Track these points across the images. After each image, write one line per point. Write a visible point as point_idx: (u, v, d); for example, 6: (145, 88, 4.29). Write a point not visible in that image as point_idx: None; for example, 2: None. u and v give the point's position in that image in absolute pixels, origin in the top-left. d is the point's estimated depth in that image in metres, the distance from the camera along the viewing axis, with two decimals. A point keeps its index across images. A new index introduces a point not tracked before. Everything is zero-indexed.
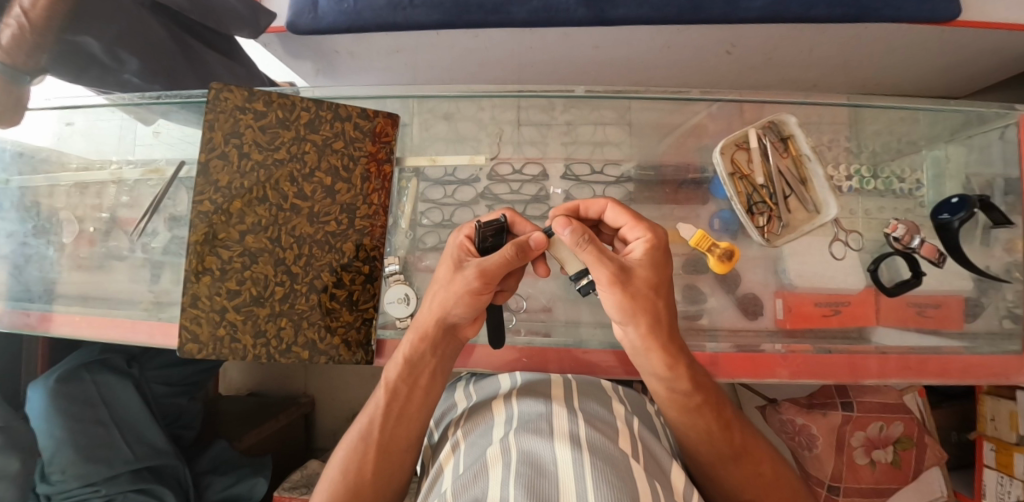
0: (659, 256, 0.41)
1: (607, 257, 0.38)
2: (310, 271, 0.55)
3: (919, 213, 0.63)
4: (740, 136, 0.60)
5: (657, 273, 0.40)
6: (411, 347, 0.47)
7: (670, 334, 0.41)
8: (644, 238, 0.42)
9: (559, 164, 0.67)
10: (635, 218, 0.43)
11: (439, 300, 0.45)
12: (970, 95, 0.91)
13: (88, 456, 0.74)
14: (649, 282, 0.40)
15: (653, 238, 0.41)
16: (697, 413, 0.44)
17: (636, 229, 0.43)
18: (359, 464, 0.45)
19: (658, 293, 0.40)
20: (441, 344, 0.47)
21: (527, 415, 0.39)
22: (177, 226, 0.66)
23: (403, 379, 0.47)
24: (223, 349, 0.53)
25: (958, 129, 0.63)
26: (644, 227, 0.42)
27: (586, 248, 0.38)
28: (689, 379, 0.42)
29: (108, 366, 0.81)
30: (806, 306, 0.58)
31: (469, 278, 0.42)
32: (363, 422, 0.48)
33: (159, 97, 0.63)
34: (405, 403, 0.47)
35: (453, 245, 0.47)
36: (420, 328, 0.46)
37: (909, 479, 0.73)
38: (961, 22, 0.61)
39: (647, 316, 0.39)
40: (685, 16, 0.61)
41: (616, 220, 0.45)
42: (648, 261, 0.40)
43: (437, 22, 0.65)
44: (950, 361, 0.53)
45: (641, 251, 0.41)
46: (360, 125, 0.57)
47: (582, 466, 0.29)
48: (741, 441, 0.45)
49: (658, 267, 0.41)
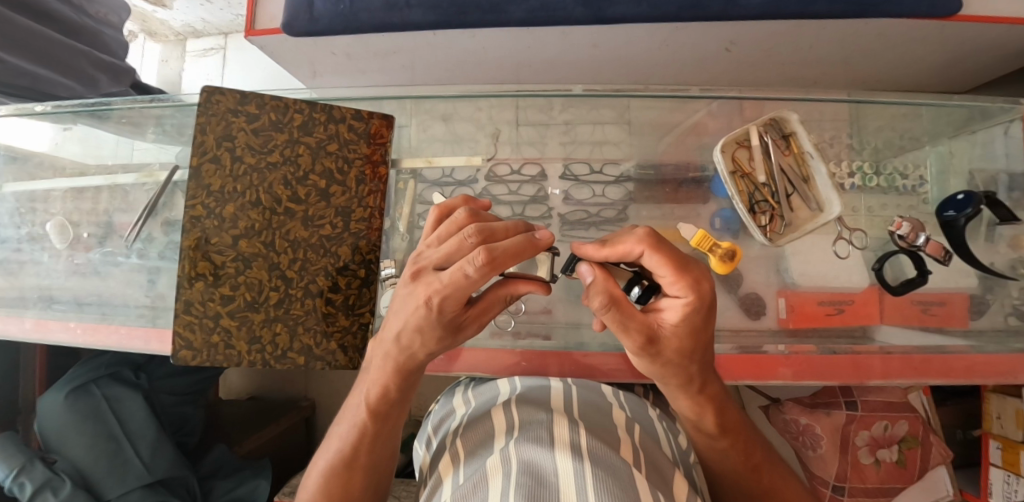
0: (699, 318, 0.30)
1: (631, 328, 0.28)
2: (305, 276, 0.55)
3: (922, 209, 0.62)
4: (742, 133, 0.59)
5: (694, 338, 0.31)
6: (391, 374, 0.38)
7: (703, 385, 0.37)
8: (682, 300, 0.29)
9: (558, 164, 0.66)
10: (677, 270, 0.28)
11: (427, 347, 0.34)
12: (970, 91, 0.90)
13: (101, 472, 0.75)
14: (680, 347, 0.31)
15: (694, 302, 0.28)
16: (722, 453, 0.43)
17: (673, 286, 0.29)
18: (341, 483, 0.43)
19: (694, 356, 0.33)
20: (408, 373, 0.39)
21: (526, 423, 0.38)
22: (173, 230, 0.66)
23: (383, 402, 0.41)
24: (218, 355, 0.53)
25: (962, 124, 0.62)
26: (688, 282, 0.28)
27: (607, 313, 0.27)
28: (717, 422, 0.41)
29: (118, 380, 0.82)
30: (808, 305, 0.57)
31: (466, 328, 0.35)
32: (339, 441, 0.43)
33: (152, 100, 0.64)
34: (389, 424, 0.43)
35: (463, 292, 0.28)
36: (398, 363, 0.37)
37: (914, 478, 0.72)
38: (963, 17, 0.61)
39: (678, 377, 0.35)
40: (684, 13, 0.61)
41: (651, 268, 0.30)
42: (686, 327, 0.30)
43: (434, 22, 0.65)
44: (955, 360, 0.52)
45: (675, 318, 0.30)
46: (354, 127, 0.57)
47: (583, 477, 0.28)
48: (768, 482, 0.44)
49: (694, 332, 0.30)
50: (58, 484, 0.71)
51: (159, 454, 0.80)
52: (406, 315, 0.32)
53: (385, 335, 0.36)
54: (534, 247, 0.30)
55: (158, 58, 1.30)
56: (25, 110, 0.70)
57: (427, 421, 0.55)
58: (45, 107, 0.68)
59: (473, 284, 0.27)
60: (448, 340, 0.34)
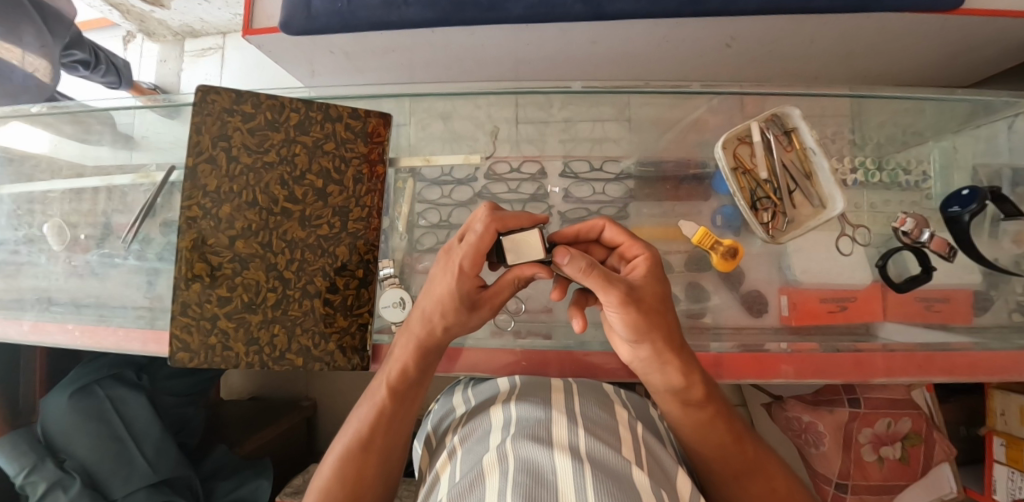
0: (659, 270, 0.39)
1: (613, 278, 0.33)
2: (303, 276, 0.54)
3: (926, 205, 0.61)
4: (743, 129, 0.58)
5: (662, 289, 0.37)
6: (412, 353, 0.44)
7: (681, 346, 0.39)
8: (644, 255, 0.39)
9: (558, 161, 0.66)
10: (630, 238, 0.41)
11: (443, 313, 0.42)
12: (973, 85, 0.90)
13: (107, 472, 0.76)
14: (656, 295, 0.36)
15: (651, 255, 0.39)
16: (710, 425, 0.43)
17: (635, 246, 0.40)
18: (357, 468, 0.42)
19: (667, 306, 0.37)
20: (429, 351, 0.44)
21: (525, 420, 0.38)
22: (169, 230, 0.65)
23: (403, 381, 0.44)
24: (214, 357, 0.52)
25: (965, 119, 0.61)
26: (642, 244, 0.40)
27: (591, 273, 0.32)
28: (701, 388, 0.41)
29: (120, 381, 0.82)
30: (812, 303, 0.57)
31: (480, 309, 0.43)
32: (358, 422, 0.45)
33: (148, 100, 0.64)
34: (409, 406, 0.45)
35: (472, 247, 0.39)
36: (419, 339, 0.44)
37: (919, 475, 0.72)
38: (967, 11, 0.60)
39: (662, 331, 0.36)
40: (684, 9, 0.60)
41: (613, 240, 0.43)
42: (654, 276, 0.38)
43: (431, 20, 0.64)
44: (960, 357, 0.51)
45: (642, 269, 0.38)
46: (351, 126, 0.56)
47: (581, 479, 0.28)
48: (754, 455, 0.44)
49: (660, 282, 0.38)
50: (68, 483, 0.72)
51: (163, 454, 0.80)
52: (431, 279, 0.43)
53: (415, 312, 0.44)
54: (532, 219, 0.41)
55: (157, 58, 1.29)
56: (22, 112, 0.70)
57: (425, 421, 0.54)
58: (42, 109, 0.69)
59: (478, 238, 0.38)
60: (463, 314, 0.42)
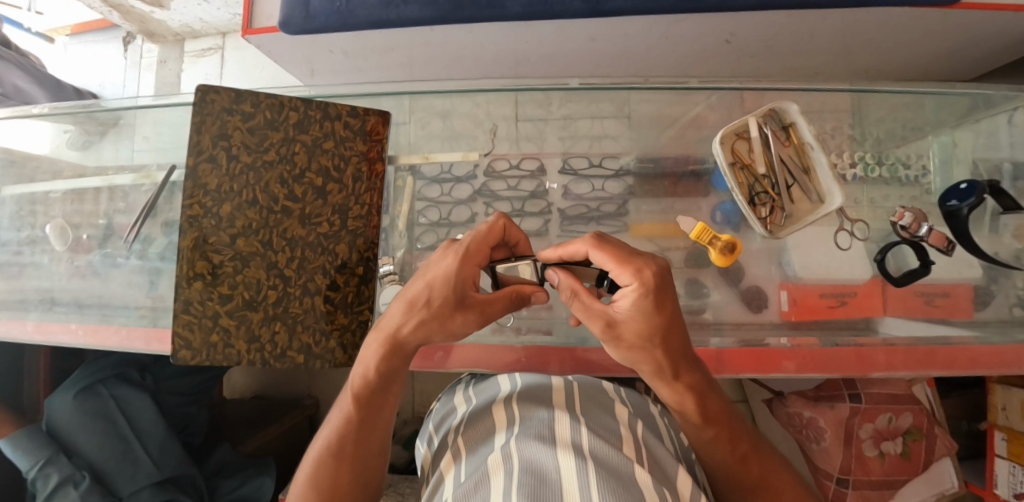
0: (649, 304, 0.31)
1: (590, 307, 0.33)
2: (303, 274, 0.54)
3: (926, 200, 0.61)
4: (740, 124, 0.58)
5: (650, 325, 0.31)
6: (376, 356, 0.41)
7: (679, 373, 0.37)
8: (628, 287, 0.31)
9: (557, 159, 0.66)
10: (618, 261, 0.31)
11: (434, 312, 0.38)
12: (975, 80, 0.89)
13: (114, 469, 0.76)
14: (639, 334, 0.32)
15: (639, 285, 0.30)
16: (712, 443, 0.43)
17: (622, 274, 0.31)
18: (329, 474, 0.42)
19: (655, 345, 0.33)
20: (395, 359, 0.41)
21: (528, 420, 0.38)
22: (171, 230, 0.66)
23: (366, 388, 0.43)
24: (217, 355, 0.52)
25: (964, 113, 0.62)
26: (631, 269, 0.31)
27: (572, 302, 0.35)
28: (699, 413, 0.40)
29: (124, 380, 0.82)
30: (811, 298, 0.57)
31: (468, 313, 0.38)
32: (329, 429, 0.44)
33: (155, 100, 0.65)
34: (376, 412, 0.44)
35: (482, 235, 0.39)
36: (383, 346, 0.40)
37: (920, 470, 0.72)
38: (967, 5, 0.60)
39: (648, 363, 0.36)
40: (683, 5, 0.60)
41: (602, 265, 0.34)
42: (635, 313, 0.31)
43: (430, 18, 0.64)
44: (961, 351, 0.51)
45: (625, 302, 0.31)
46: (350, 125, 0.56)
47: (585, 475, 0.28)
48: (760, 472, 0.43)
49: (648, 319, 0.31)
50: (78, 479, 0.73)
51: (168, 452, 0.81)
52: (424, 274, 0.38)
53: (387, 319, 0.41)
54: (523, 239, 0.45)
55: (157, 58, 1.30)
56: (23, 113, 0.71)
57: (428, 421, 0.55)
58: (43, 110, 0.70)
59: (490, 227, 0.39)
60: (450, 312, 0.37)
